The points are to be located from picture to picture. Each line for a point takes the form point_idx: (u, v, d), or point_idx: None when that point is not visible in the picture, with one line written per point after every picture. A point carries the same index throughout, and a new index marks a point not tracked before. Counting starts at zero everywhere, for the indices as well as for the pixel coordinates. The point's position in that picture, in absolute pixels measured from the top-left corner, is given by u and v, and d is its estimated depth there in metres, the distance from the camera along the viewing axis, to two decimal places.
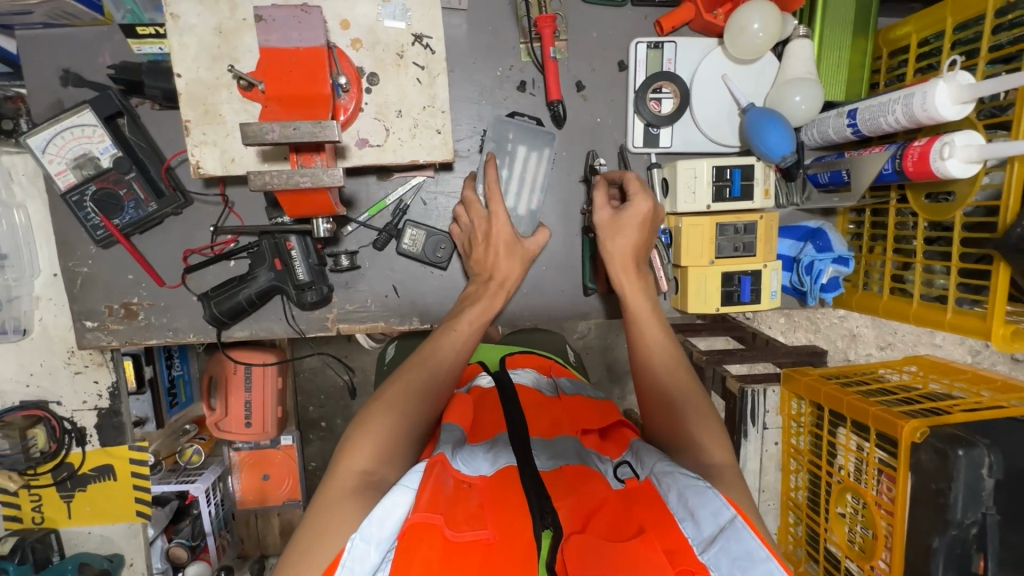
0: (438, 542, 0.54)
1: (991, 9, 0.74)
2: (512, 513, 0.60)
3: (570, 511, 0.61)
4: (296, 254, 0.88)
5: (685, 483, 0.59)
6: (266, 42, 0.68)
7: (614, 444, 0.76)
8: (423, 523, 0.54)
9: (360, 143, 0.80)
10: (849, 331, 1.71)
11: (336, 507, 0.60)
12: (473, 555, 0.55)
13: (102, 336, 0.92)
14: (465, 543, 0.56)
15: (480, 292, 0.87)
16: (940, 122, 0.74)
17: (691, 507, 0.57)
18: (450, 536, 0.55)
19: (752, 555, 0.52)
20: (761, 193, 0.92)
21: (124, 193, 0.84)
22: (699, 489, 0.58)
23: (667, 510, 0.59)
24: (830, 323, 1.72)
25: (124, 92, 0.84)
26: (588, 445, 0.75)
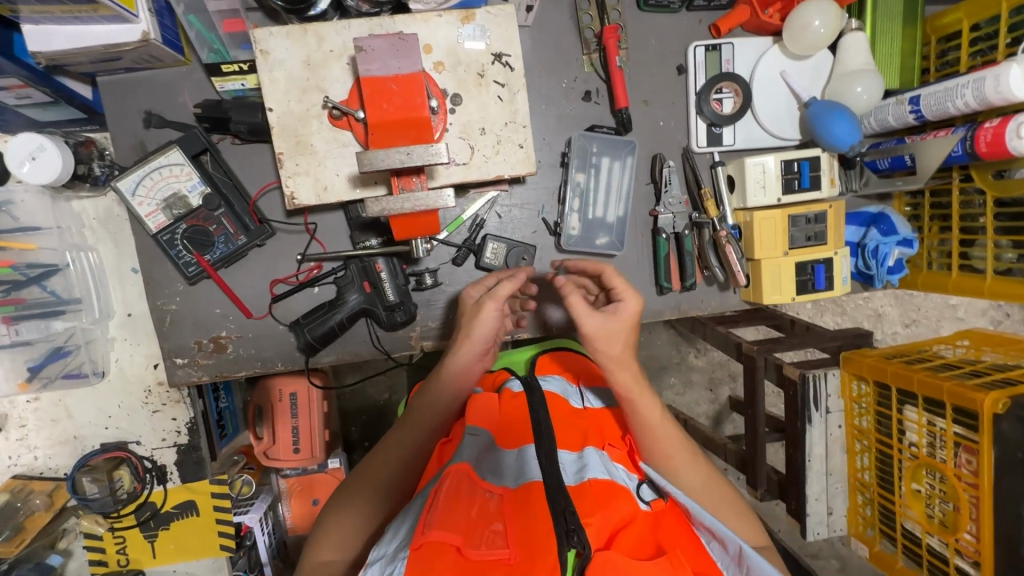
0: (457, 561, 0.59)
1: None
2: (537, 528, 0.62)
3: (597, 527, 0.64)
4: (384, 276, 0.89)
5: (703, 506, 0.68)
6: (367, 72, 0.70)
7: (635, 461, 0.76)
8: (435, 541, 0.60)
9: (448, 163, 0.82)
10: (874, 312, 1.74)
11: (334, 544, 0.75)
12: (493, 572, 0.59)
13: (192, 373, 0.92)
14: (484, 561, 0.60)
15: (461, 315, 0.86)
16: (1013, 103, 0.76)
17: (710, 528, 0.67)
18: (468, 556, 0.60)
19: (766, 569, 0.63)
20: (828, 183, 0.95)
21: (213, 229, 0.85)
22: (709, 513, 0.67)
23: (689, 539, 0.68)
24: (855, 304, 1.73)
25: (207, 130, 0.85)
26: (616, 458, 0.75)
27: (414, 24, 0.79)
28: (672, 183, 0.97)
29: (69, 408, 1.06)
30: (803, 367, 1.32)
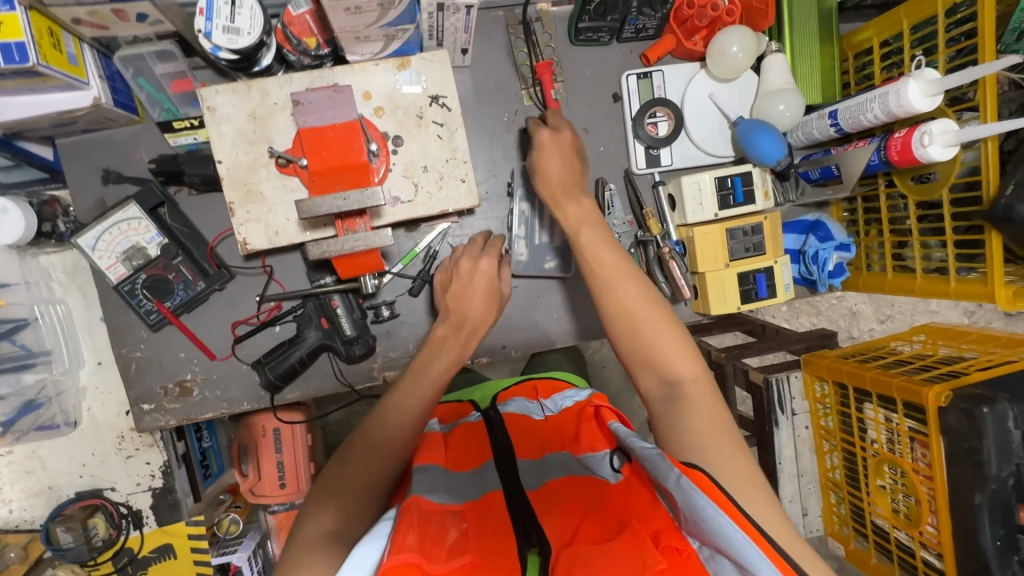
0: None
1: (941, 10, 0.83)
2: (497, 538, 0.58)
3: (556, 525, 0.60)
4: (340, 312, 0.92)
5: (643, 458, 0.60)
6: (305, 123, 0.75)
7: (603, 433, 0.75)
8: (402, 564, 0.50)
9: (393, 202, 0.86)
10: (849, 309, 1.78)
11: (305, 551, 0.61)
12: None
13: (160, 417, 0.95)
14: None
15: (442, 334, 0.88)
16: (916, 114, 0.82)
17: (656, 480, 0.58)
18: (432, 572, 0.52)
19: (724, 530, 0.50)
20: (761, 196, 1.00)
21: (172, 276, 0.89)
22: (652, 460, 0.58)
23: (651, 500, 0.61)
24: (829, 304, 1.78)
25: (163, 184, 0.89)
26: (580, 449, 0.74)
27: (353, 74, 0.84)
28: (614, 205, 1.02)
29: (43, 459, 1.08)
30: (766, 372, 1.35)
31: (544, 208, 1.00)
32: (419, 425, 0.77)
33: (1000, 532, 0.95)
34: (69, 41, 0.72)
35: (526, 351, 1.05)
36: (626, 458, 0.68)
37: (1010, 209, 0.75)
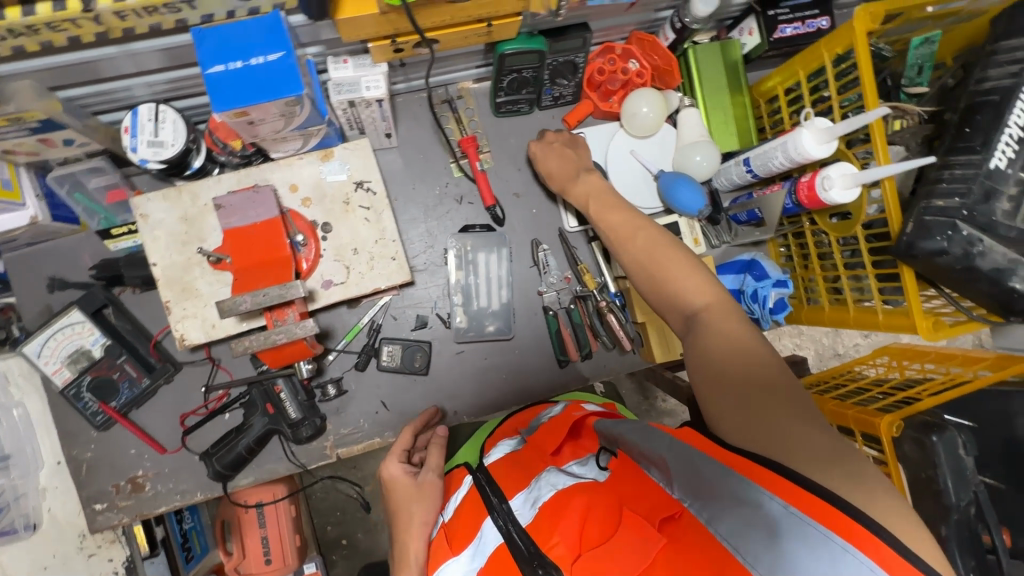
0: None
1: (828, 61, 0.88)
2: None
3: (563, 541, 0.59)
4: (285, 395, 0.93)
5: (634, 439, 0.65)
6: (228, 225, 0.78)
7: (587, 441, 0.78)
8: None
9: (325, 285, 0.89)
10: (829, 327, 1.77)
11: None
12: None
13: (113, 516, 0.94)
14: None
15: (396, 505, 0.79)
16: (815, 160, 0.86)
17: (647, 456, 0.62)
18: None
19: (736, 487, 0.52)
20: (691, 243, 1.03)
21: (117, 376, 0.91)
22: (641, 433, 0.65)
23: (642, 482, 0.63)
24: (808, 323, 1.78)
25: (107, 286, 0.92)
26: (566, 459, 0.75)
27: (280, 169, 0.88)
28: (549, 265, 1.05)
29: None
30: None
31: (482, 276, 1.03)
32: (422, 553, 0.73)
33: (971, 563, 0.92)
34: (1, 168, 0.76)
35: (480, 414, 1.05)
36: (612, 453, 0.71)
37: (911, 247, 0.75)
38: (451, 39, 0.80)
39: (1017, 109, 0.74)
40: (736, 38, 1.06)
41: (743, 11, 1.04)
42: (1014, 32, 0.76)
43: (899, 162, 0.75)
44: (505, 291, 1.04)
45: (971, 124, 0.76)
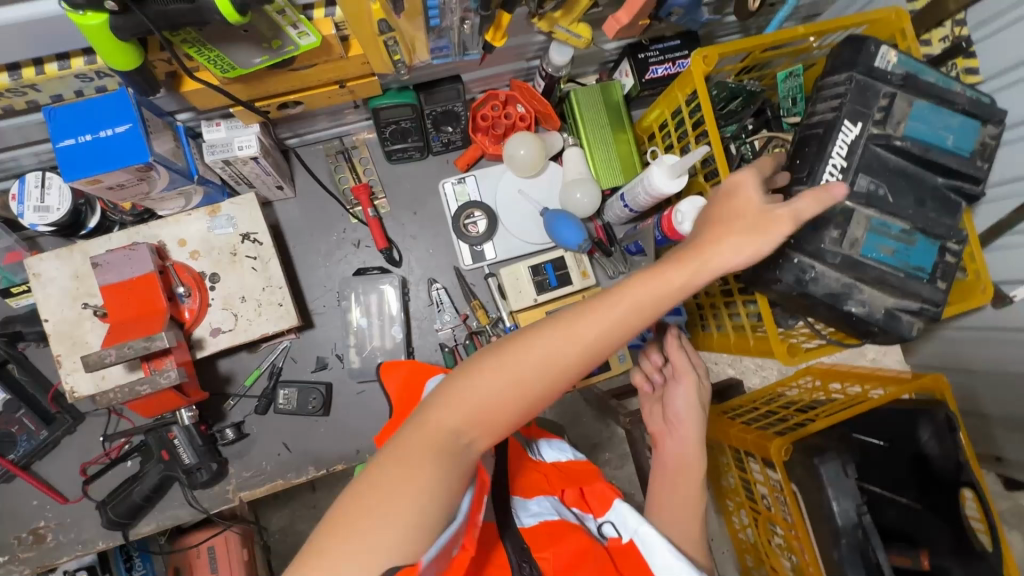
0: None
1: (683, 101, 0.93)
2: None
3: (551, 564, 0.59)
4: (179, 442, 0.95)
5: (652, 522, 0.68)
6: (104, 281, 0.83)
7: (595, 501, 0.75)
8: None
9: (212, 333, 0.93)
10: None
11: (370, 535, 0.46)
12: None
13: (14, 568, 0.96)
14: None
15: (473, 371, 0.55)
16: (669, 194, 0.90)
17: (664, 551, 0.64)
18: None
19: None
20: (578, 276, 1.06)
21: (16, 429, 0.94)
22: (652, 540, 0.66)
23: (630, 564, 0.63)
24: None
25: (10, 342, 0.97)
26: (570, 503, 0.74)
27: (167, 225, 0.93)
28: (444, 302, 1.09)
29: None
30: None
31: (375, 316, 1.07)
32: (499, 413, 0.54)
33: None
34: None
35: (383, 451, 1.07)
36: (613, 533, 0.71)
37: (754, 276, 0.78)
38: (314, 100, 0.85)
39: (840, 140, 0.77)
40: (617, 80, 1.12)
41: (619, 55, 1.10)
42: (835, 69, 0.80)
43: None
44: (399, 328, 1.07)
45: (801, 155, 0.79)
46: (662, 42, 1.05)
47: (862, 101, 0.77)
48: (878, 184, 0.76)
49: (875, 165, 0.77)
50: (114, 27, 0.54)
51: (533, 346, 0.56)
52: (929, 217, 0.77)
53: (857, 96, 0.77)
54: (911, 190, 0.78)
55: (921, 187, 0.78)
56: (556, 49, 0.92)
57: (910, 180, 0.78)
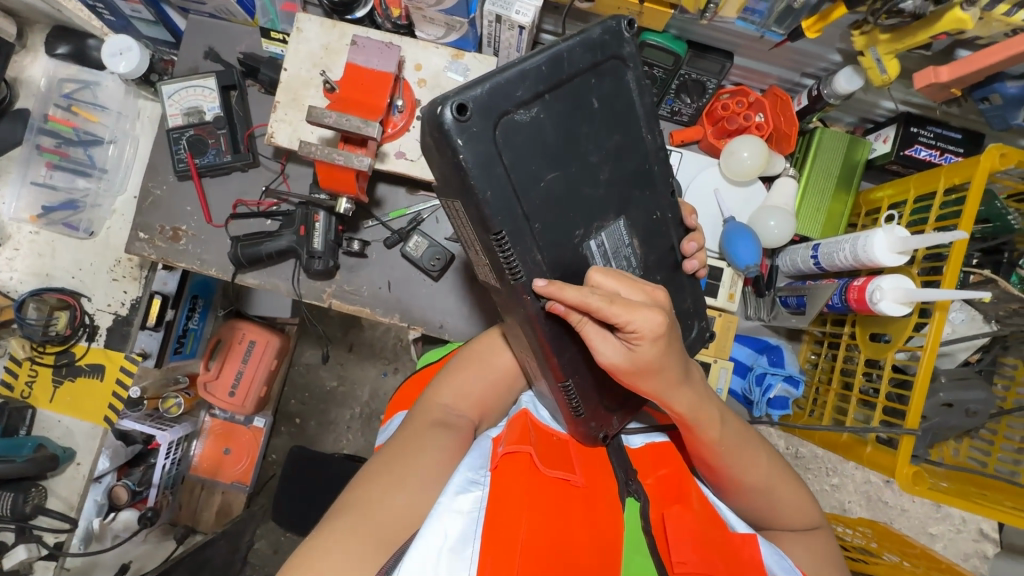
0: (534, 471, 0.69)
1: (941, 188, 0.86)
2: (601, 474, 0.76)
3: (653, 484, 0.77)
4: (318, 227, 1.04)
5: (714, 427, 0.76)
6: (352, 59, 0.90)
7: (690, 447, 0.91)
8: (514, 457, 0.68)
9: (398, 155, 0.99)
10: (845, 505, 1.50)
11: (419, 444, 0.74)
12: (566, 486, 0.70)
13: (145, 248, 1.09)
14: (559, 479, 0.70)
15: (469, 356, 0.88)
16: (878, 266, 0.85)
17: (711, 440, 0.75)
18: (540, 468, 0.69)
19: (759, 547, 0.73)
20: (725, 295, 1.03)
21: (210, 142, 1.06)
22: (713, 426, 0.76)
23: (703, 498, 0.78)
24: None
25: (243, 75, 1.08)
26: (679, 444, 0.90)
27: (415, 46, 0.99)
28: None
29: (55, 250, 1.29)
30: None
31: None
32: (477, 390, 0.85)
33: None
34: None
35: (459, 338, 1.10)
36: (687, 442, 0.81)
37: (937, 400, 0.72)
38: (604, 3, 0.87)
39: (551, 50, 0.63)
40: (869, 141, 1.04)
41: (889, 119, 1.02)
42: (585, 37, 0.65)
43: (959, 290, 0.76)
44: None
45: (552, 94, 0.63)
46: (942, 127, 0.96)
47: (624, 102, 0.68)
48: (630, 237, 0.72)
49: (570, 212, 0.66)
50: None
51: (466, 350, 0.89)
52: (476, 245, 0.66)
53: (499, 150, 0.60)
54: (434, 158, 0.61)
55: (458, 197, 0.62)
56: (847, 75, 0.87)
57: (451, 182, 0.61)
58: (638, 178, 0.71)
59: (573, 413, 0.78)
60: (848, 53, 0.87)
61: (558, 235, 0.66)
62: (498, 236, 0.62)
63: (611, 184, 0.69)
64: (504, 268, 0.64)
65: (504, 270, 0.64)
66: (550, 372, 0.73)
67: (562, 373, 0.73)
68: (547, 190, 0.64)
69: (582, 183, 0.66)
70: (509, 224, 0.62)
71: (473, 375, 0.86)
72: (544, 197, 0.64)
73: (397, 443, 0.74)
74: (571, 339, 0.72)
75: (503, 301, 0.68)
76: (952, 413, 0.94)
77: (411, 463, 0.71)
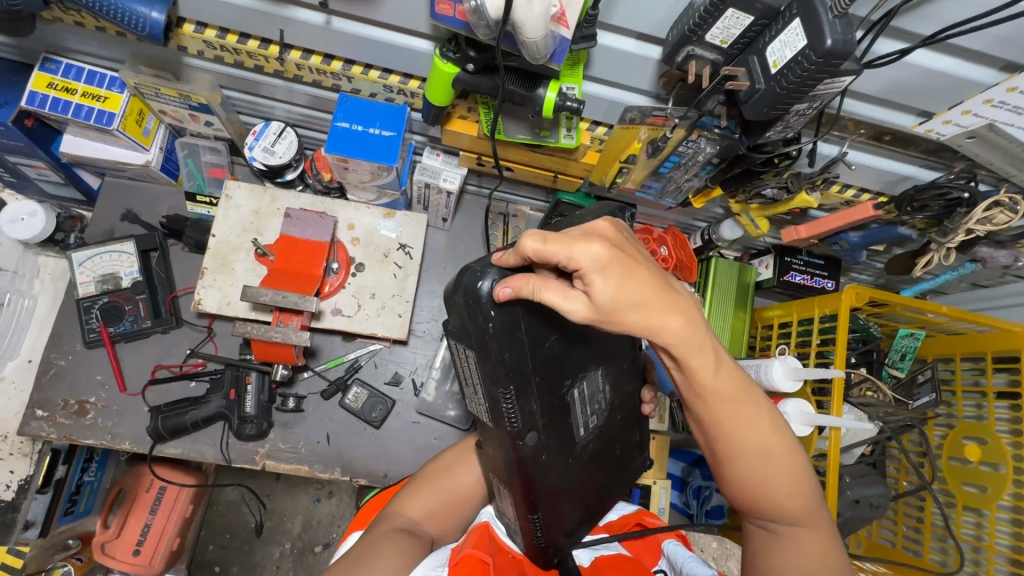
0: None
1: (817, 316, 1.02)
2: None
3: None
4: (250, 389, 1.01)
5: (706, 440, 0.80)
6: (286, 232, 0.92)
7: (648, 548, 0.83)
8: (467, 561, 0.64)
9: (334, 312, 1.00)
10: None
11: (368, 552, 0.68)
12: None
13: (43, 427, 0.98)
14: None
15: (433, 473, 0.85)
16: (780, 391, 0.97)
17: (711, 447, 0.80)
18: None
19: None
20: (655, 417, 1.11)
21: (127, 308, 1.02)
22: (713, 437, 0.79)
23: None
24: None
25: (165, 236, 1.07)
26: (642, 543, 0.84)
27: (346, 208, 1.04)
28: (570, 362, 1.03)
29: None
30: None
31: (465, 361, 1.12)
32: (434, 508, 0.82)
33: None
34: (150, 121, 0.97)
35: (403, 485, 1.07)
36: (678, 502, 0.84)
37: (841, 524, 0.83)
38: (522, 172, 0.97)
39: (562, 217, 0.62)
40: (755, 266, 1.20)
41: (766, 249, 1.20)
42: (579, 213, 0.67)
43: (845, 412, 0.89)
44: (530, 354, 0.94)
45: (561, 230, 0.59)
46: (808, 256, 1.16)
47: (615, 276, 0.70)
48: (604, 384, 0.76)
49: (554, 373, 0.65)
50: (456, 79, 0.67)
51: (438, 461, 0.88)
52: (477, 386, 0.63)
53: (520, 316, 0.58)
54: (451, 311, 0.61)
55: (470, 347, 0.60)
56: (729, 226, 1.03)
57: (472, 338, 0.58)
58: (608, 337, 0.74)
59: (535, 541, 0.75)
60: (727, 209, 1.03)
61: (548, 396, 0.65)
62: (505, 392, 0.60)
63: (585, 347, 0.69)
64: (504, 417, 0.62)
65: (503, 416, 0.62)
66: (522, 503, 0.71)
67: (532, 506, 0.71)
68: (550, 349, 0.63)
69: (580, 341, 0.67)
70: (518, 380, 0.60)
71: (434, 490, 0.83)
72: (546, 355, 0.63)
73: (349, 553, 0.69)
74: (548, 474, 0.71)
75: (491, 438, 0.67)
76: (860, 507, 1.04)
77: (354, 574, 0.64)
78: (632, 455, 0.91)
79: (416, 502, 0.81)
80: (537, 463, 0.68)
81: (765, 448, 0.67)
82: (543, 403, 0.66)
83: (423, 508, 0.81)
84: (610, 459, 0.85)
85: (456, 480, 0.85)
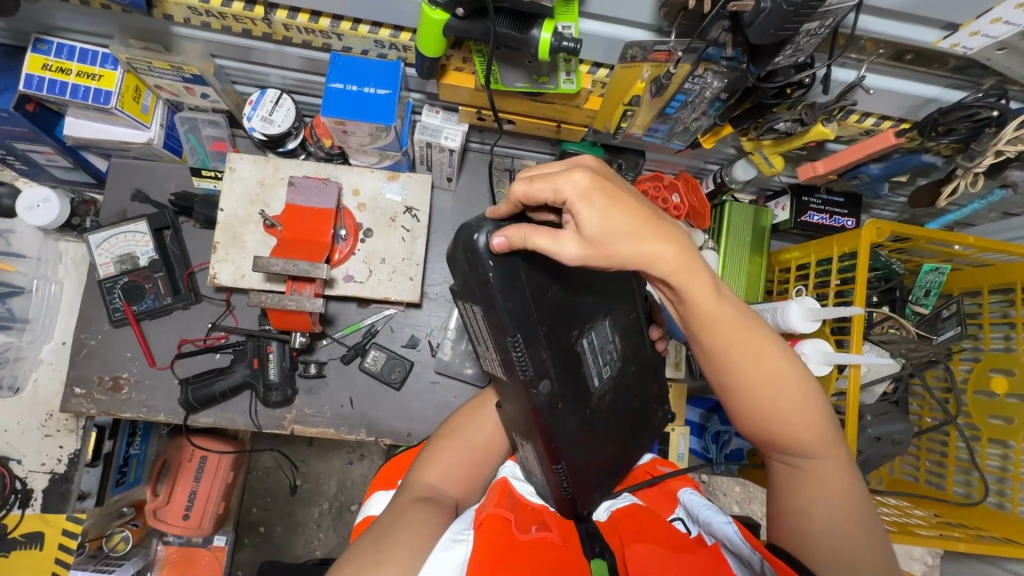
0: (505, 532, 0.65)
1: (836, 255, 1.00)
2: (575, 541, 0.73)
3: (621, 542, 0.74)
4: (272, 357, 1.04)
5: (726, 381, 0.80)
6: (292, 201, 0.92)
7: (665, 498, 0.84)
8: (487, 522, 0.65)
9: (346, 278, 1.01)
10: None
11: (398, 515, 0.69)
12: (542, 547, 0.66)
13: (83, 403, 1.03)
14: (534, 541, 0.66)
15: (454, 430, 0.86)
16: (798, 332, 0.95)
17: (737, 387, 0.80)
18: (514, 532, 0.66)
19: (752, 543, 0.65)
20: (672, 365, 1.12)
21: (147, 286, 1.04)
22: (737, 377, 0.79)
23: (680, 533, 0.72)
24: None
25: (176, 214, 1.08)
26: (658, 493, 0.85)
27: (350, 173, 1.03)
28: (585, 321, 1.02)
29: None
30: None
31: None
32: (458, 463, 0.83)
33: None
34: (147, 97, 0.96)
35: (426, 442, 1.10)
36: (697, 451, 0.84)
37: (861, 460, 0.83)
38: (524, 125, 0.94)
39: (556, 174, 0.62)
40: (771, 208, 1.17)
41: (782, 190, 1.16)
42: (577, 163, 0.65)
43: (865, 351, 0.87)
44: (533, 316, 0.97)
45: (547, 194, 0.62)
46: (827, 194, 1.11)
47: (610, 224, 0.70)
48: (613, 335, 0.77)
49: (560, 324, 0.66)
50: (447, 26, 0.64)
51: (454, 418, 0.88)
52: (489, 342, 0.64)
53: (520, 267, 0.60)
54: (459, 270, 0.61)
55: (474, 304, 0.62)
56: (742, 167, 1.00)
57: (476, 293, 0.60)
58: (608, 285, 0.75)
59: (562, 492, 0.76)
60: (740, 148, 0.99)
61: (556, 346, 0.66)
62: (513, 339, 0.61)
63: (582, 300, 0.70)
64: (516, 366, 0.63)
65: (517, 368, 0.63)
66: (545, 454, 0.71)
67: (556, 456, 0.71)
68: (551, 300, 0.65)
69: (577, 297, 0.69)
70: (525, 328, 0.61)
71: (456, 448, 0.84)
72: (549, 307, 0.64)
73: (381, 519, 0.69)
74: (567, 426, 0.72)
75: (509, 393, 0.67)
76: (882, 444, 1.04)
77: (388, 536, 0.65)
78: (652, 406, 0.90)
79: (442, 462, 0.82)
80: (560, 410, 0.69)
81: (770, 374, 0.66)
82: (558, 353, 0.66)
83: (446, 466, 0.81)
84: (628, 410, 0.85)
85: (474, 433, 0.86)
